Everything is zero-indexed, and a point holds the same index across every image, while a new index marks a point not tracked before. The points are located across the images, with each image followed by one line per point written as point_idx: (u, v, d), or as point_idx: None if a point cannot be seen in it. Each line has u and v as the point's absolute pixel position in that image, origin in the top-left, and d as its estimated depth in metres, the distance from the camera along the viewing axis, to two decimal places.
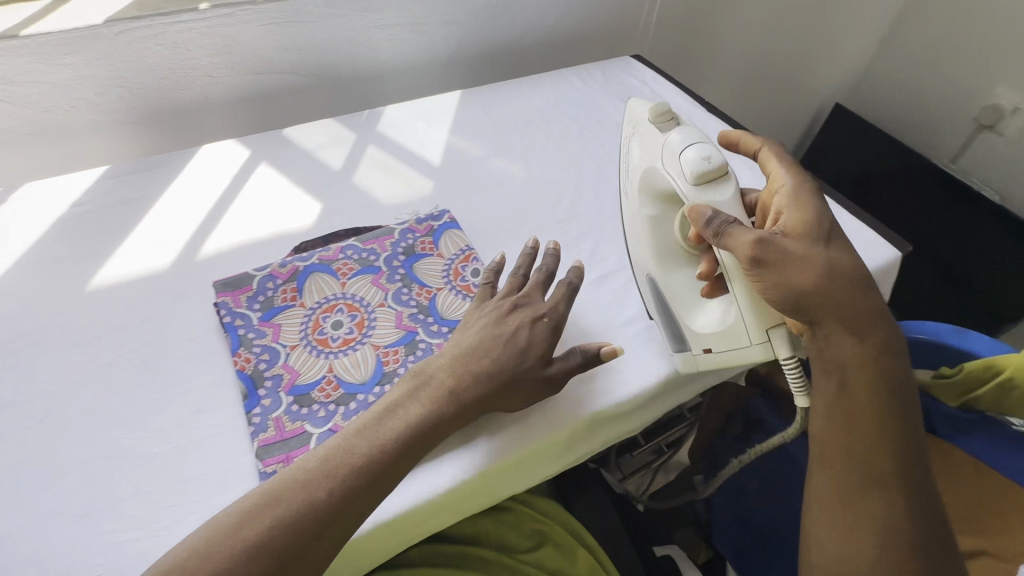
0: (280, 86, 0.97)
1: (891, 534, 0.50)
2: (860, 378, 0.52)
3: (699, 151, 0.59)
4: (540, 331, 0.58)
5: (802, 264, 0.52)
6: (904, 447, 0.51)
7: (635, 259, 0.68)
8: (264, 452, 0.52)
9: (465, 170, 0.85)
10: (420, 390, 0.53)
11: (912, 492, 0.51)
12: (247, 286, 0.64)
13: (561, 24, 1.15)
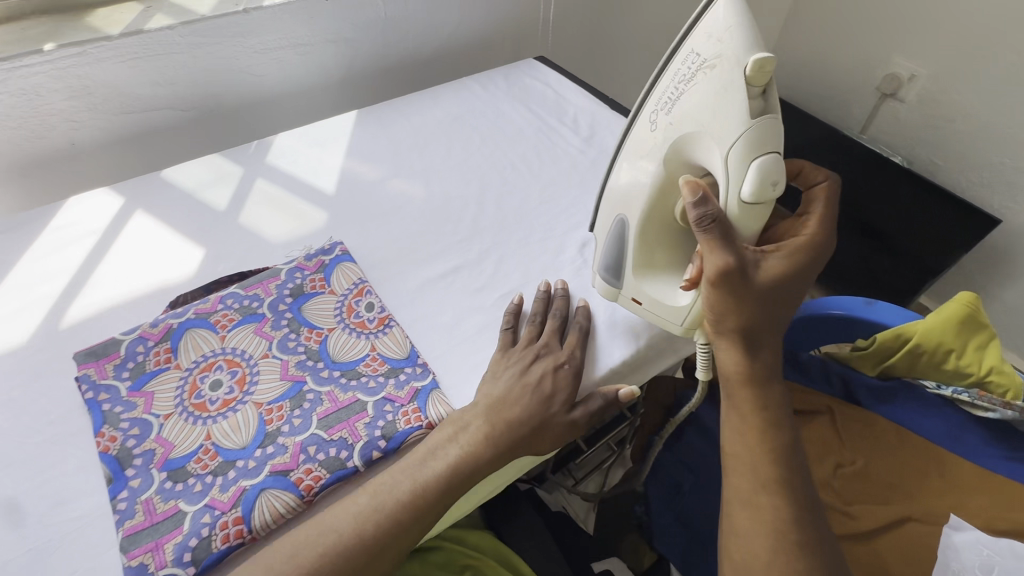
0: (157, 124, 0.90)
1: (780, 537, 0.50)
2: (751, 394, 0.55)
3: (771, 170, 0.51)
4: (562, 378, 0.57)
5: (756, 290, 0.53)
6: (790, 455, 0.54)
7: (613, 186, 0.63)
8: (130, 542, 0.47)
9: (360, 195, 0.81)
10: (455, 433, 0.53)
11: (803, 494, 0.52)
12: (113, 353, 0.59)
13: (459, 32, 1.12)
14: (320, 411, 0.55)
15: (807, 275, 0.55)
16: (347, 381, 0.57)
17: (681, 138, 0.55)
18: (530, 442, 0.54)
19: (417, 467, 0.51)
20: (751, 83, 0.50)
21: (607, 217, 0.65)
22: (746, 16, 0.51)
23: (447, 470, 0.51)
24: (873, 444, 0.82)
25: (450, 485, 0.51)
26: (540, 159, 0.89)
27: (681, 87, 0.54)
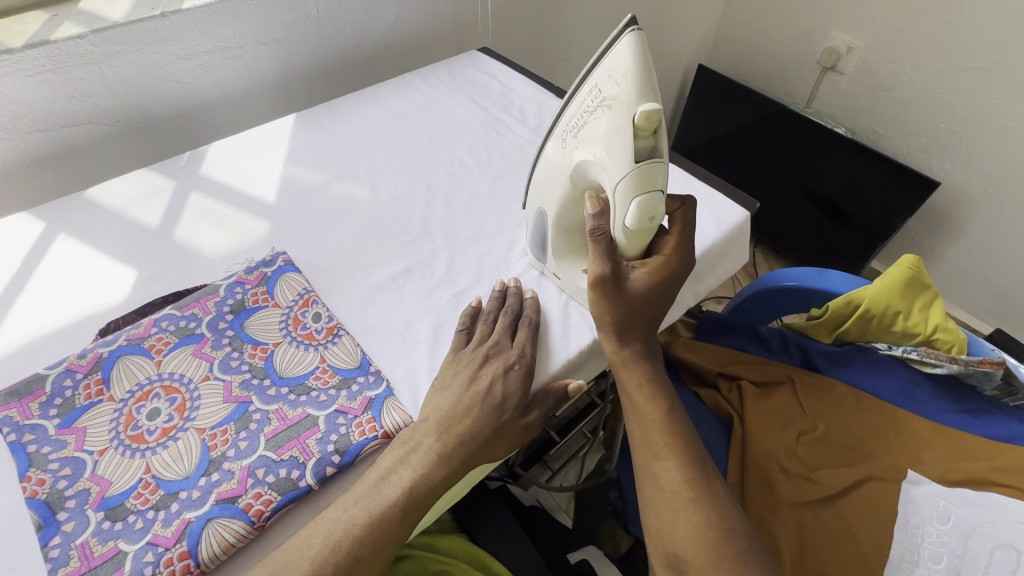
0: (79, 140, 0.85)
1: (682, 498, 0.53)
2: (629, 379, 0.58)
3: (649, 209, 0.49)
4: (512, 381, 0.56)
5: (624, 295, 0.55)
6: (676, 421, 0.57)
7: (535, 178, 0.62)
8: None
9: (302, 201, 0.78)
10: (409, 455, 0.51)
11: (693, 452, 0.56)
12: (37, 390, 0.55)
13: (398, 27, 1.09)
14: (267, 431, 0.52)
15: (672, 283, 0.57)
16: (295, 398, 0.55)
17: (581, 165, 0.53)
18: (488, 441, 0.54)
19: (375, 494, 0.49)
20: (640, 129, 0.46)
21: (532, 201, 0.64)
22: (648, 64, 0.46)
23: (402, 484, 0.50)
24: (829, 408, 0.84)
25: (410, 495, 0.50)
26: (487, 151, 0.88)
27: (585, 117, 0.51)
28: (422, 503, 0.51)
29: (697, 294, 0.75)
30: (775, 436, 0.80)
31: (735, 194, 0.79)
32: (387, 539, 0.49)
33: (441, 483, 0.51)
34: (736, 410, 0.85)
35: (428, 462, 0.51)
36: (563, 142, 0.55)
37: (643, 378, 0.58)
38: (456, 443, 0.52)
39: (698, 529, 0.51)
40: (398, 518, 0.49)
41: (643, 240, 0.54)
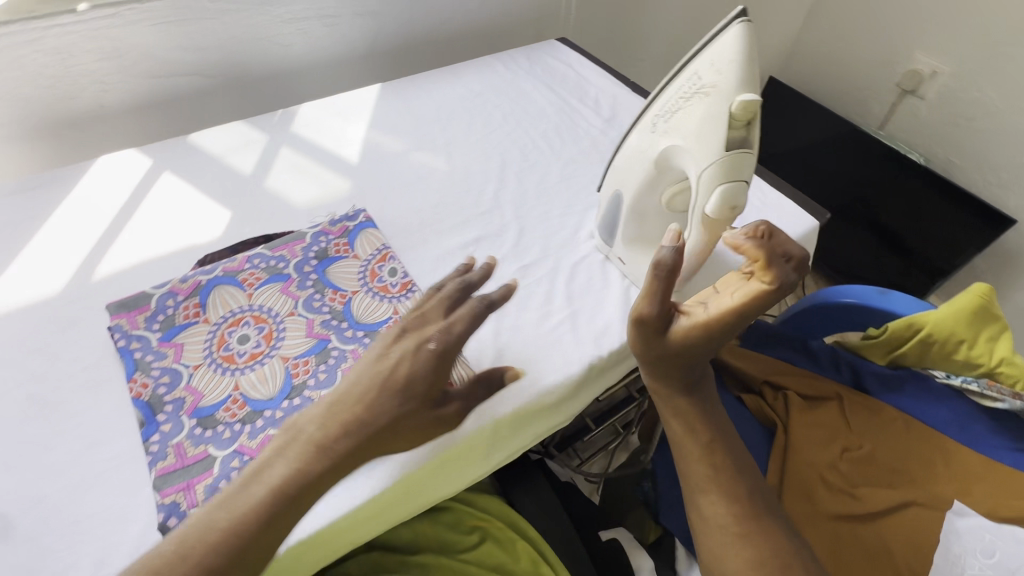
0: (185, 89, 0.92)
1: (730, 534, 0.55)
2: (671, 412, 0.60)
3: (732, 198, 0.50)
4: (422, 361, 0.48)
5: (661, 339, 0.55)
6: (717, 455, 0.59)
7: (614, 163, 0.64)
8: (162, 482, 0.49)
9: (383, 166, 0.82)
10: (290, 445, 0.46)
11: (739, 484, 0.58)
12: (144, 305, 0.61)
13: (483, 10, 1.12)
14: (344, 367, 0.56)
15: (715, 343, 0.55)
16: (370, 341, 0.59)
17: (666, 151, 0.55)
18: (382, 434, 0.46)
19: (235, 497, 0.44)
20: (735, 118, 0.48)
21: (608, 184, 0.65)
22: (753, 55, 0.47)
23: (270, 481, 0.44)
24: (874, 431, 0.83)
25: (280, 495, 0.43)
26: (560, 138, 0.90)
27: (680, 103, 0.52)
28: (292, 510, 0.44)
29: None
30: (819, 448, 0.80)
31: (806, 202, 0.79)
32: (246, 550, 0.42)
33: (323, 483, 0.45)
34: (781, 418, 0.84)
35: (305, 455, 0.44)
36: (652, 127, 0.56)
37: (681, 412, 0.59)
38: (340, 433, 0.45)
39: (749, 563, 0.53)
40: (261, 523, 0.42)
41: (717, 231, 0.54)
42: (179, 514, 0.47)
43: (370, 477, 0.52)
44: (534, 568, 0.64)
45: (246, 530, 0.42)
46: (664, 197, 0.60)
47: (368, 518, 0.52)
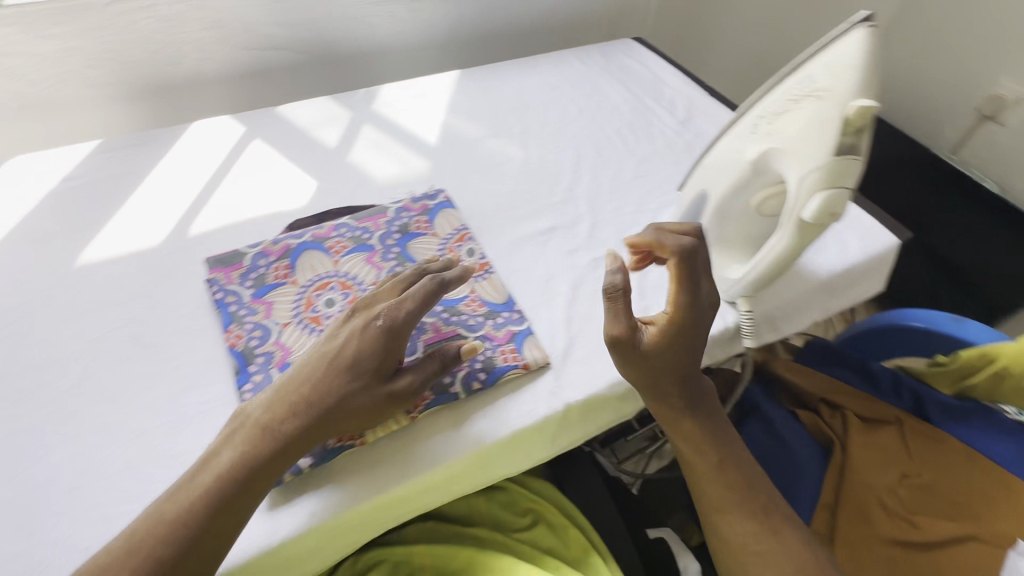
0: (275, 63, 0.96)
1: (755, 553, 0.55)
2: (678, 438, 0.60)
3: (833, 204, 0.49)
4: (367, 338, 0.51)
5: (642, 358, 0.55)
6: (730, 474, 0.59)
7: (703, 164, 0.64)
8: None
9: (460, 149, 0.84)
10: (240, 434, 0.48)
11: (756, 502, 0.57)
12: (238, 263, 0.64)
13: (561, 6, 1.14)
14: (424, 338, 0.58)
15: (683, 348, 0.57)
16: (448, 316, 0.61)
17: (766, 154, 0.54)
18: (331, 411, 0.48)
19: (184, 488, 0.46)
20: (847, 124, 0.48)
21: (695, 182, 0.65)
22: (874, 64, 0.47)
23: (218, 468, 0.46)
24: (934, 460, 0.79)
25: (230, 482, 0.45)
26: (634, 136, 0.90)
27: (787, 106, 0.52)
28: (246, 494, 0.46)
29: (826, 310, 0.73)
30: (877, 470, 0.78)
31: (885, 218, 0.77)
32: (202, 536, 0.44)
33: (273, 460, 0.47)
34: (839, 436, 0.83)
35: (252, 441, 0.47)
36: (752, 129, 0.56)
37: (689, 436, 0.59)
38: (291, 410, 0.48)
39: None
40: (215, 507, 0.45)
41: (808, 237, 0.54)
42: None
43: (437, 448, 0.53)
44: (585, 554, 0.64)
45: (203, 516, 0.44)
46: (752, 201, 0.60)
47: (433, 487, 0.54)
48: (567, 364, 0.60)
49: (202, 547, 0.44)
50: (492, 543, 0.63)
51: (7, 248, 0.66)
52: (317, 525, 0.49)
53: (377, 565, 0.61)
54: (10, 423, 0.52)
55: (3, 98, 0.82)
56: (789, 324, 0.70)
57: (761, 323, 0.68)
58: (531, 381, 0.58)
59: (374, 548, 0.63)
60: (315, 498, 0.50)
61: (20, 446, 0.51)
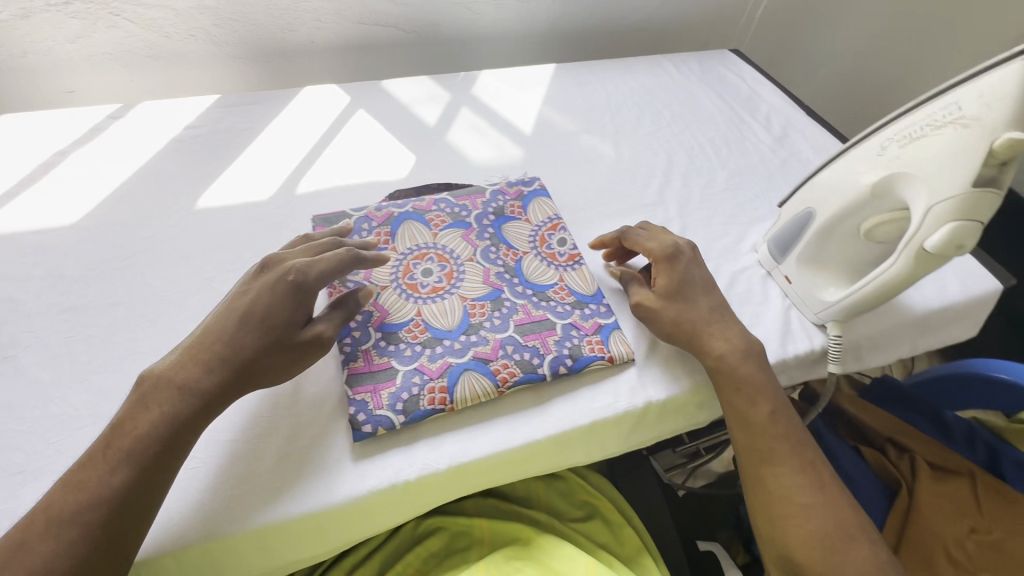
0: (382, 40, 1.00)
1: (803, 508, 0.51)
2: (729, 380, 0.56)
3: (961, 237, 0.49)
4: (280, 292, 0.51)
5: (662, 298, 0.60)
6: (781, 425, 0.55)
7: (815, 181, 0.63)
8: (352, 380, 0.54)
9: (553, 141, 0.85)
10: (148, 395, 0.46)
11: (806, 456, 0.54)
12: (344, 224, 0.67)
13: (660, 11, 1.17)
14: (515, 318, 0.59)
15: (688, 279, 0.61)
16: (539, 300, 0.62)
17: (892, 178, 0.54)
18: (246, 362, 0.49)
19: (99, 454, 0.44)
20: (992, 156, 0.47)
21: (800, 200, 0.64)
22: None
23: (136, 430, 0.44)
24: (1005, 518, 0.73)
25: (153, 442, 0.44)
26: (727, 147, 0.89)
27: (925, 131, 0.51)
28: (165, 453, 0.45)
29: (913, 347, 0.70)
30: (946, 519, 0.73)
31: (991, 263, 0.73)
32: (130, 494, 0.43)
33: (191, 420, 0.46)
34: (906, 479, 0.78)
35: (168, 400, 0.46)
36: (879, 151, 0.55)
37: (746, 378, 0.56)
38: (202, 368, 0.47)
39: (820, 535, 0.50)
40: (138, 467, 0.43)
41: (924, 269, 0.54)
42: (366, 412, 0.52)
43: (508, 427, 0.54)
44: (638, 555, 0.62)
45: (132, 477, 0.43)
46: (862, 225, 0.59)
47: (507, 465, 0.54)
48: (652, 362, 0.60)
49: (136, 508, 0.43)
50: (549, 527, 0.63)
51: (133, 184, 0.71)
52: (403, 483, 0.50)
53: (437, 532, 0.61)
54: (130, 343, 0.56)
55: (139, 47, 0.89)
56: (877, 355, 0.68)
57: (847, 352, 0.66)
58: (615, 373, 0.59)
59: (435, 515, 0.62)
60: (404, 457, 0.51)
61: (136, 364, 0.55)
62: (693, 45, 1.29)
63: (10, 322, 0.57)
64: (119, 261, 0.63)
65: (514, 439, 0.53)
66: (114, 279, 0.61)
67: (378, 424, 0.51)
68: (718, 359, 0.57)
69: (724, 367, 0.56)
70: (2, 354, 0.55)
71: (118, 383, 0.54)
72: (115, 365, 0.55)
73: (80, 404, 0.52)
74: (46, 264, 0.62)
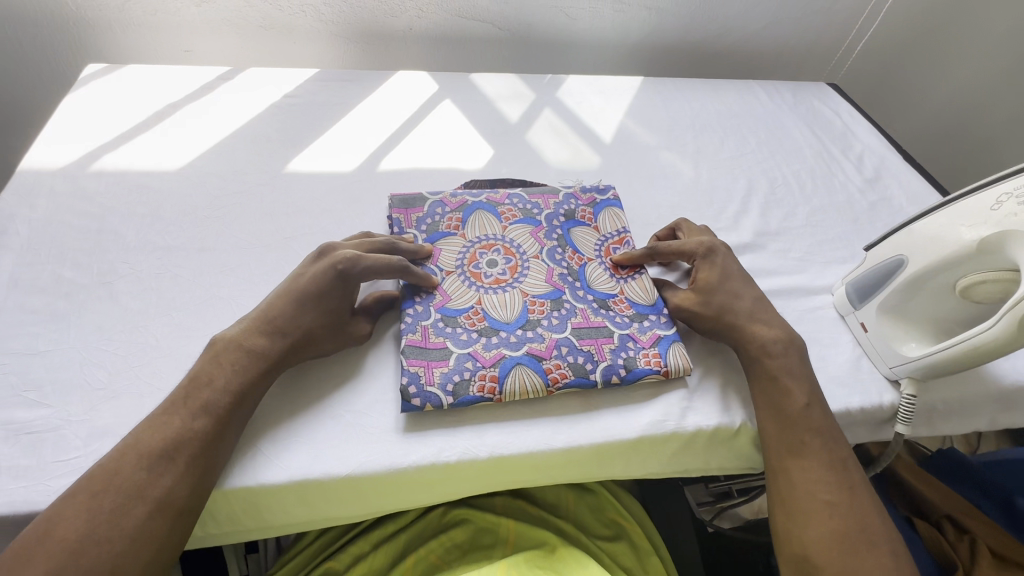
0: (476, 34, 1.03)
1: (826, 505, 0.49)
2: (767, 368, 0.56)
3: None
4: (330, 280, 0.54)
5: (700, 291, 0.60)
6: (816, 420, 0.53)
7: (911, 228, 0.59)
8: (409, 352, 0.55)
9: (632, 153, 0.85)
10: (220, 354, 0.50)
11: (838, 457, 0.51)
12: (418, 207, 0.67)
13: (756, 35, 1.15)
14: (574, 321, 0.59)
15: (728, 273, 0.61)
16: (599, 307, 0.61)
17: (1009, 238, 0.50)
18: (303, 340, 0.53)
19: (179, 405, 0.47)
20: None
21: (889, 247, 0.61)
22: None
23: (212, 383, 0.48)
24: None
25: (227, 396, 0.48)
26: (813, 183, 0.85)
27: None
28: (239, 406, 0.48)
29: (992, 421, 0.64)
30: None
31: None
32: (213, 442, 0.46)
33: (258, 382, 0.50)
34: (964, 564, 0.64)
35: (238, 360, 0.50)
36: (994, 205, 0.52)
37: (784, 369, 0.55)
38: (265, 339, 0.51)
39: (841, 537, 0.47)
40: (215, 417, 0.47)
41: None
42: (418, 385, 0.53)
43: (553, 430, 0.54)
44: None
45: (210, 425, 0.46)
46: (960, 284, 0.55)
47: (545, 466, 0.54)
48: (706, 388, 0.58)
49: (212, 451, 0.46)
50: (573, 538, 0.60)
51: (232, 142, 0.76)
52: (443, 463, 0.51)
53: (463, 523, 0.59)
54: (211, 288, 0.60)
55: (255, 17, 0.96)
56: (953, 424, 0.63)
57: (921, 413, 0.61)
58: (666, 390, 0.58)
59: (463, 505, 0.61)
60: (447, 439, 0.52)
61: (214, 307, 0.58)
62: (786, 74, 1.25)
63: (112, 252, 0.62)
64: (210, 211, 0.67)
65: (556, 442, 0.53)
66: (204, 227, 0.66)
67: (426, 399, 0.52)
68: (760, 347, 0.56)
69: (766, 355, 0.56)
70: (101, 280, 0.60)
71: (195, 322, 0.57)
72: (195, 306, 0.58)
73: (160, 336, 0.55)
74: (148, 204, 0.67)
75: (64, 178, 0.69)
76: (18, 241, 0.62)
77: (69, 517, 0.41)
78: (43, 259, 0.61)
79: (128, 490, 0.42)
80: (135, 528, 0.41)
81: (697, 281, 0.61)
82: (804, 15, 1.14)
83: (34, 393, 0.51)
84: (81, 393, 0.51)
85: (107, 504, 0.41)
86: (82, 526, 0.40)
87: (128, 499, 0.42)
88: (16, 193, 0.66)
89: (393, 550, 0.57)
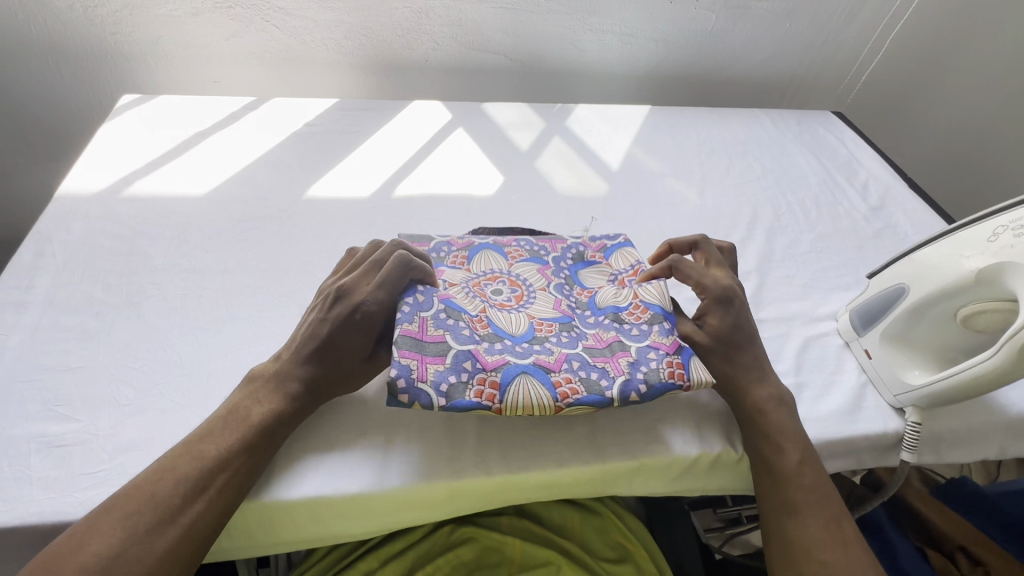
0: (488, 65, 1.07)
1: (821, 565, 0.49)
2: (761, 425, 0.56)
3: None
4: (350, 324, 0.55)
5: (712, 334, 0.60)
6: (810, 478, 0.53)
7: (915, 257, 0.60)
8: (403, 341, 0.54)
9: (639, 180, 0.87)
10: (258, 392, 0.52)
11: (833, 513, 0.51)
12: (424, 243, 0.69)
13: (761, 65, 1.18)
14: (585, 341, 0.59)
15: (739, 321, 0.61)
16: (613, 323, 0.61)
17: (1005, 270, 0.52)
18: (332, 376, 0.55)
19: (213, 437, 0.49)
20: None
21: (891, 276, 0.62)
22: None
23: (250, 419, 0.51)
24: None
25: (261, 434, 0.50)
26: (818, 209, 0.87)
27: None
28: (270, 442, 0.51)
29: (1002, 450, 0.64)
30: None
31: None
32: (237, 475, 0.48)
33: (287, 419, 0.52)
34: None
35: (273, 400, 0.52)
36: (992, 237, 0.54)
37: (776, 425, 0.56)
38: (298, 378, 0.53)
39: None
40: (251, 454, 0.49)
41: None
42: (408, 380, 0.52)
43: (557, 452, 0.55)
44: None
45: (245, 461, 0.48)
46: (960, 314, 0.56)
47: (546, 485, 0.55)
48: (708, 413, 0.60)
49: (241, 483, 0.48)
50: (579, 559, 0.60)
51: (255, 168, 0.80)
52: (451, 483, 0.53)
53: (470, 542, 0.60)
54: (233, 309, 0.63)
55: (280, 49, 1.01)
56: (961, 453, 0.63)
57: (927, 440, 0.61)
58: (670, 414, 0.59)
59: (468, 524, 0.61)
60: (455, 459, 0.54)
61: (235, 327, 0.61)
62: (792, 102, 1.28)
63: (141, 273, 0.65)
64: (234, 234, 0.71)
65: (560, 462, 0.55)
66: (227, 249, 0.69)
67: (416, 396, 0.52)
68: (755, 402, 0.57)
69: (761, 410, 0.57)
70: (130, 300, 0.63)
71: (218, 340, 0.60)
72: (218, 325, 0.61)
73: (185, 354, 0.58)
74: (175, 228, 0.71)
75: (98, 203, 0.72)
76: (54, 263, 0.65)
77: (103, 534, 0.42)
78: (77, 280, 0.64)
79: (163, 513, 0.44)
80: (164, 551, 0.42)
81: (708, 323, 0.60)
82: (808, 46, 1.17)
83: (65, 408, 0.53)
84: (108, 409, 0.54)
85: (140, 526, 0.43)
86: (115, 542, 0.42)
87: (160, 523, 0.43)
88: (53, 218, 0.70)
89: (400, 567, 0.58)
